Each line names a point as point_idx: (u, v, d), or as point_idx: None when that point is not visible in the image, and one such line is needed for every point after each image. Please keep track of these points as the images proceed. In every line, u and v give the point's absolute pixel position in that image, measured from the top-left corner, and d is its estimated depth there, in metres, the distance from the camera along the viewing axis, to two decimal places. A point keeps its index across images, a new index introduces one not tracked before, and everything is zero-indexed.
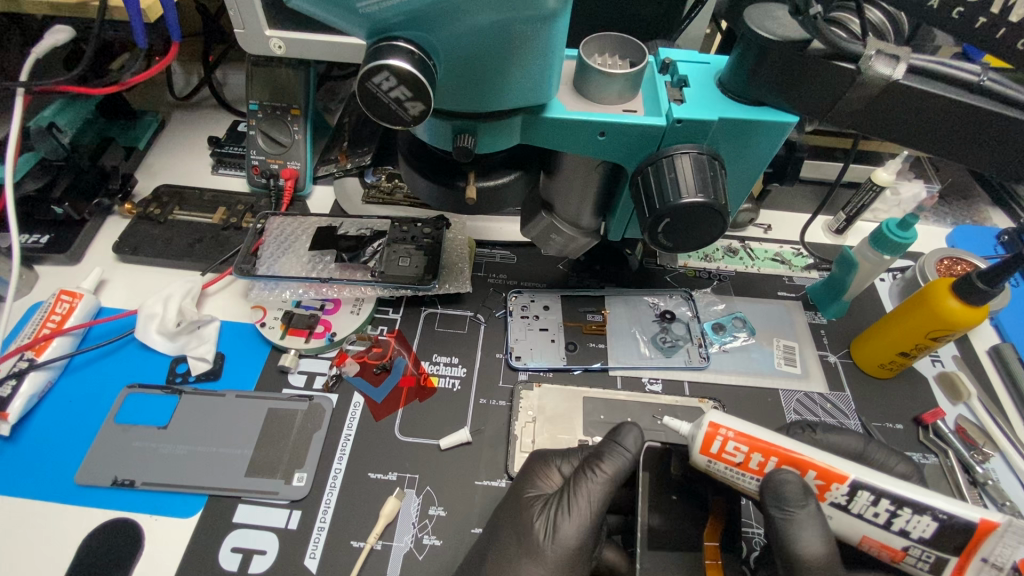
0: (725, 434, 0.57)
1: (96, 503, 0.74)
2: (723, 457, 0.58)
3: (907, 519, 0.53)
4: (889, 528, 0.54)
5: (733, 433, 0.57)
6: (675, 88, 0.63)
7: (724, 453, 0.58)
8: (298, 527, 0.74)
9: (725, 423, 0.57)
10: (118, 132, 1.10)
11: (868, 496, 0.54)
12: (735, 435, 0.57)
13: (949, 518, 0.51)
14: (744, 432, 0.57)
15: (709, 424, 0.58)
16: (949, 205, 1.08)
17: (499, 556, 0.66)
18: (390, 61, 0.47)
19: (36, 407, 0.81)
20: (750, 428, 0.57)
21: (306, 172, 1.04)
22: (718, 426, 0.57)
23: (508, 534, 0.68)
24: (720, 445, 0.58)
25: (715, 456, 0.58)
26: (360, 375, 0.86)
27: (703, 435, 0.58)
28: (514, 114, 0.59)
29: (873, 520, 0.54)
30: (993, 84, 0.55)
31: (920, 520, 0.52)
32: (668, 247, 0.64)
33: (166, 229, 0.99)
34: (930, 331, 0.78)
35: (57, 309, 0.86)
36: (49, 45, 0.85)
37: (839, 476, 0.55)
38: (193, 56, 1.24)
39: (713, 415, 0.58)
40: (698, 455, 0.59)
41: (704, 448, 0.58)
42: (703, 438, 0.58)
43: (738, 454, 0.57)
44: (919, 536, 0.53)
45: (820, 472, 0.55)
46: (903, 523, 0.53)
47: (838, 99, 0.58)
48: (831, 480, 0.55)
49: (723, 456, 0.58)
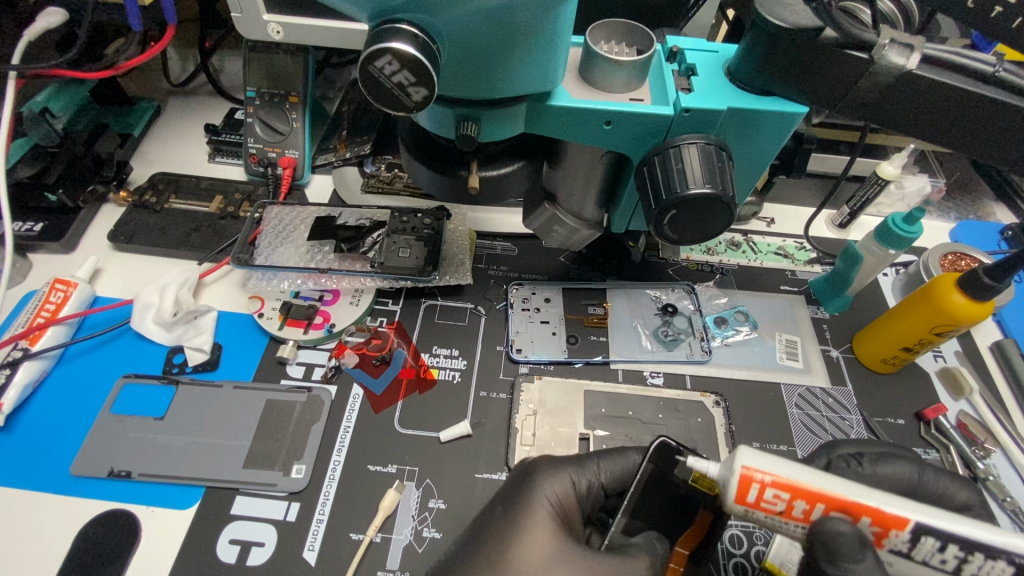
0: (762, 482, 0.48)
1: (91, 493, 0.74)
2: (762, 505, 0.49)
3: (979, 564, 0.45)
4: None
5: (772, 477, 0.48)
6: (682, 77, 0.62)
7: (763, 502, 0.49)
8: (296, 519, 0.73)
9: (762, 467, 0.48)
10: (113, 118, 1.08)
11: (934, 542, 0.45)
12: (773, 481, 0.48)
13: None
14: (785, 478, 0.47)
15: (743, 470, 0.48)
16: (952, 200, 1.08)
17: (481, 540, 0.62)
18: (393, 44, 0.46)
19: (31, 397, 0.80)
20: (791, 470, 0.48)
21: (304, 161, 1.02)
22: (753, 471, 0.48)
23: (496, 522, 0.64)
24: (757, 493, 0.49)
25: (752, 504, 0.49)
26: (359, 367, 0.85)
27: (736, 484, 0.48)
28: (519, 102, 0.57)
29: (940, 567, 0.46)
30: (1009, 76, 0.54)
31: (994, 565, 0.44)
32: (674, 239, 0.63)
33: (161, 218, 0.97)
34: (934, 327, 0.77)
35: (51, 297, 0.84)
36: (41, 27, 0.84)
37: (899, 522, 0.46)
38: (188, 42, 1.22)
39: (747, 457, 0.48)
40: (732, 504, 0.50)
41: (739, 497, 0.49)
42: (737, 485, 0.48)
43: (778, 502, 0.48)
44: None
45: (875, 518, 0.46)
46: (974, 569, 0.45)
47: (850, 88, 0.57)
48: (889, 527, 0.46)
49: (762, 504, 0.49)
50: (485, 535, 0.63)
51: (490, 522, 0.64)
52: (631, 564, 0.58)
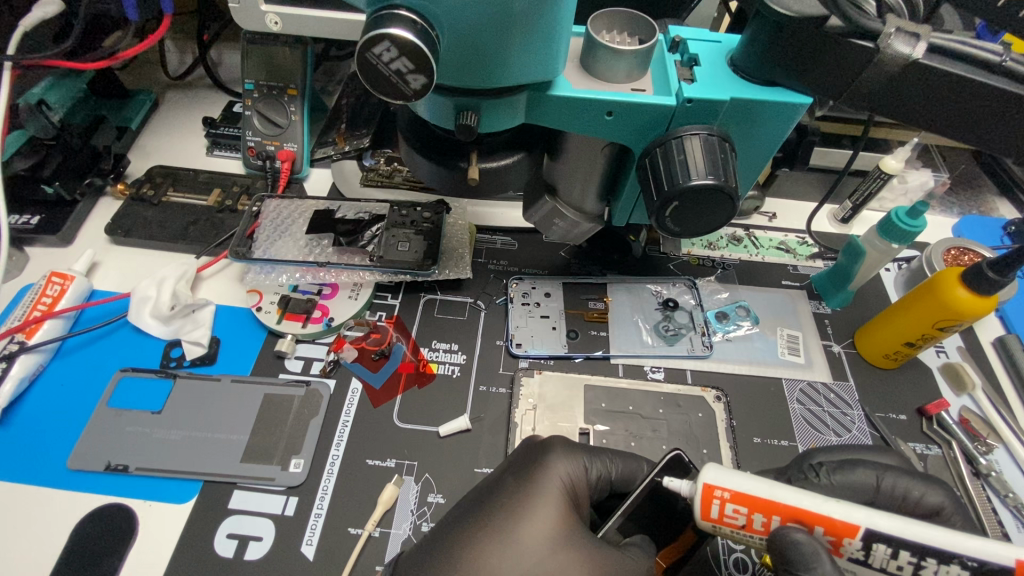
0: (721, 497, 0.49)
1: (88, 488, 0.73)
2: (725, 521, 0.51)
3: (933, 569, 0.45)
4: None
5: (731, 493, 0.49)
6: (685, 68, 0.61)
7: (725, 517, 0.51)
8: (294, 513, 0.73)
9: (720, 484, 0.49)
10: (111, 111, 1.07)
11: (885, 549, 0.46)
12: (732, 495, 0.49)
13: (981, 565, 0.43)
14: (742, 493, 0.49)
15: (703, 486, 0.50)
16: (956, 195, 1.07)
17: (479, 516, 0.61)
18: (392, 30, 0.45)
19: (27, 391, 0.80)
20: (748, 485, 0.49)
21: (303, 155, 1.01)
22: (713, 487, 0.49)
23: (499, 496, 0.62)
24: (719, 509, 0.50)
25: (717, 520, 0.51)
26: (358, 361, 0.84)
27: (698, 500, 0.50)
28: (519, 91, 0.57)
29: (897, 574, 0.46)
30: (1016, 65, 0.53)
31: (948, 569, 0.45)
32: (675, 231, 0.63)
33: (159, 211, 0.97)
34: (937, 321, 0.77)
35: (48, 290, 0.84)
36: (37, 17, 0.84)
37: (849, 529, 0.47)
38: (186, 35, 1.21)
39: (707, 473, 0.50)
40: (699, 520, 0.52)
41: (704, 512, 0.51)
42: (699, 501, 0.50)
43: (739, 516, 0.50)
44: None
45: (829, 527, 0.47)
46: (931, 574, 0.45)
47: (855, 78, 0.56)
48: (842, 535, 0.47)
49: (725, 520, 0.50)
50: (492, 507, 0.61)
51: (496, 494, 0.63)
52: (629, 564, 0.57)
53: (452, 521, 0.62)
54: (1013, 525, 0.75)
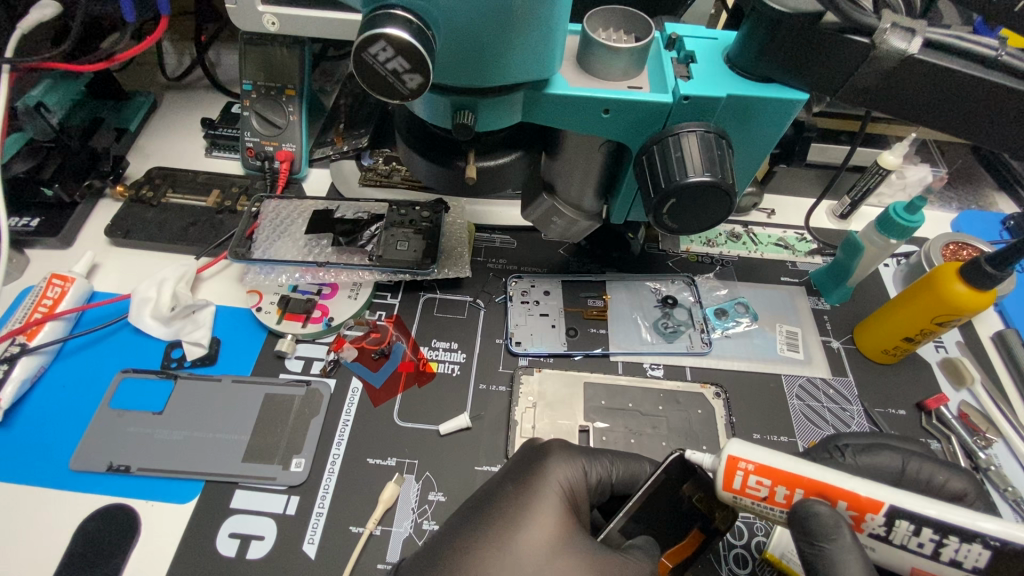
0: (745, 468, 0.49)
1: (92, 488, 0.74)
2: (747, 492, 0.50)
3: (956, 548, 0.45)
4: (938, 560, 0.46)
5: (756, 465, 0.49)
6: (681, 65, 0.61)
7: (748, 488, 0.50)
8: (296, 512, 0.73)
9: (745, 456, 0.49)
10: (109, 113, 1.07)
11: (908, 525, 0.46)
12: (757, 468, 0.49)
13: (1003, 545, 0.43)
14: (767, 465, 0.48)
15: (728, 458, 0.49)
16: (954, 190, 1.07)
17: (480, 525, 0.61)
18: (387, 30, 0.45)
19: (29, 392, 0.80)
20: (774, 458, 0.49)
21: (302, 155, 1.01)
22: (738, 459, 0.49)
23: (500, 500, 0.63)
24: (742, 480, 0.50)
25: (739, 491, 0.51)
26: (358, 360, 0.85)
27: (722, 471, 0.50)
28: (516, 90, 0.57)
29: (918, 551, 0.46)
30: (1010, 60, 0.54)
31: (970, 548, 0.44)
32: (674, 228, 0.63)
33: (159, 213, 0.97)
34: (936, 316, 0.77)
35: (48, 292, 0.84)
36: (35, 20, 0.84)
37: (873, 505, 0.47)
38: (184, 36, 1.21)
39: (732, 446, 0.50)
40: (720, 491, 0.52)
41: (726, 483, 0.51)
42: (723, 472, 0.50)
43: (762, 489, 0.50)
44: (973, 567, 0.45)
45: (852, 502, 0.47)
46: (953, 553, 0.45)
47: (851, 73, 0.56)
48: (865, 510, 0.47)
49: (747, 491, 0.50)
50: (492, 512, 0.62)
51: (496, 497, 0.63)
52: (633, 566, 0.56)
53: (453, 527, 0.62)
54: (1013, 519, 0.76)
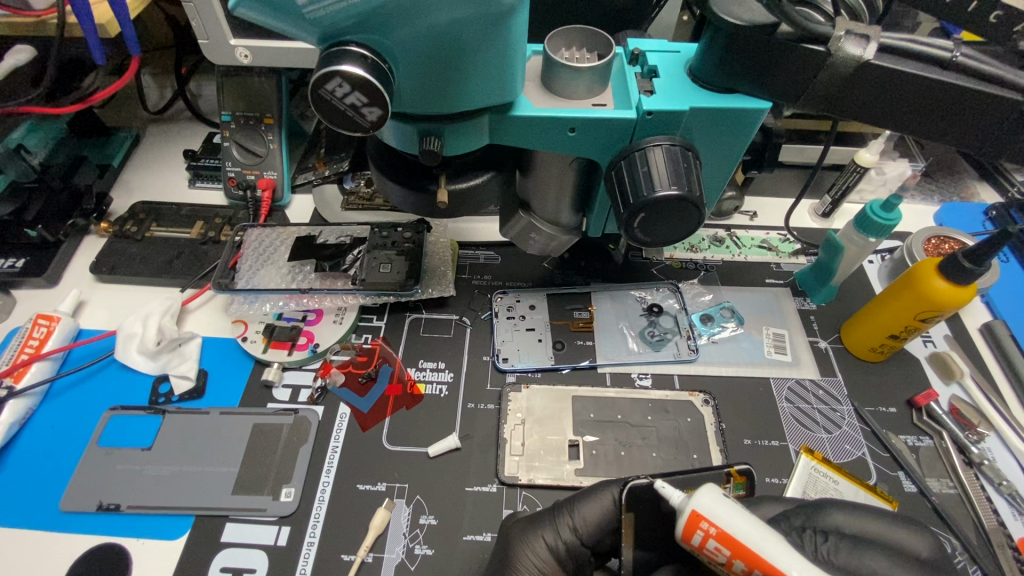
0: (707, 531, 0.49)
1: (81, 529, 0.73)
2: (704, 551, 0.50)
3: None
4: None
5: (718, 530, 0.48)
6: (644, 79, 0.62)
7: (705, 548, 0.50)
8: (287, 543, 0.73)
9: (709, 517, 0.48)
10: (92, 150, 1.08)
11: None
12: (718, 533, 0.48)
13: None
14: (729, 534, 0.48)
15: (690, 512, 0.49)
16: (935, 182, 1.07)
17: None
18: (342, 67, 0.46)
19: (18, 435, 0.80)
20: (739, 529, 0.48)
21: (283, 182, 1.02)
22: (700, 518, 0.49)
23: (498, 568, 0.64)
24: (702, 539, 0.50)
25: (696, 546, 0.51)
26: (346, 385, 0.85)
27: (683, 523, 0.50)
28: (481, 113, 0.57)
29: None
30: (966, 60, 0.55)
31: None
32: (646, 241, 0.63)
33: (144, 247, 0.97)
34: (919, 313, 0.77)
35: (34, 333, 0.85)
36: (8, 65, 0.84)
37: None
38: (164, 69, 1.22)
39: (699, 501, 0.49)
40: (679, 539, 0.52)
41: (685, 535, 0.50)
42: (684, 523, 0.50)
43: (719, 554, 0.49)
44: None
45: None
46: None
47: (811, 80, 0.56)
48: None
49: (704, 550, 0.50)
50: None
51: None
52: None
53: None
54: (1009, 513, 0.75)
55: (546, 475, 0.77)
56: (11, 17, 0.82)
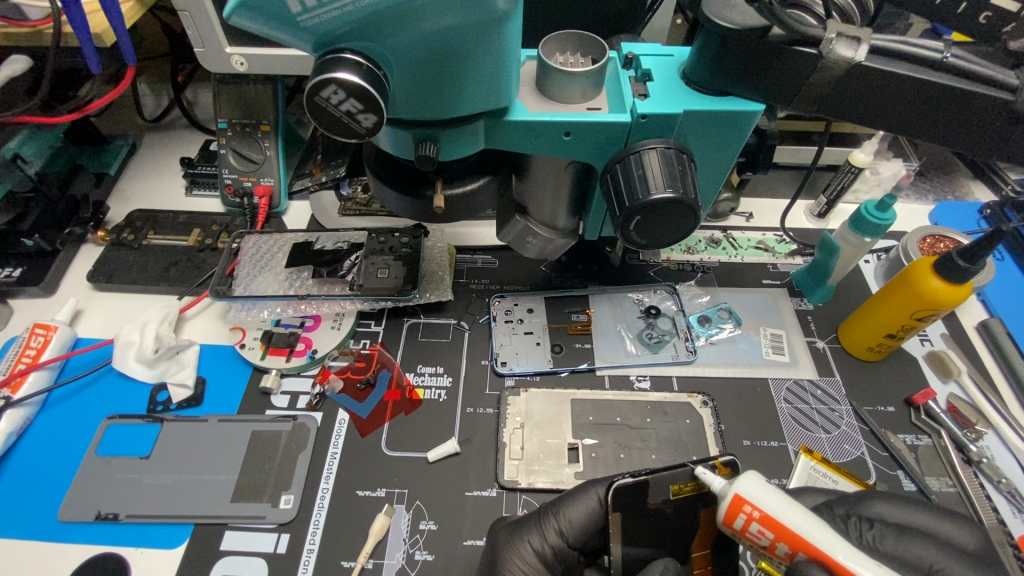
0: (750, 514, 0.49)
1: (80, 539, 0.73)
2: (747, 535, 0.50)
3: None
4: None
5: (761, 514, 0.48)
6: (638, 83, 0.62)
7: (748, 532, 0.50)
8: (287, 550, 0.72)
9: (753, 501, 0.49)
10: (88, 158, 1.08)
11: None
12: (761, 516, 0.49)
13: None
14: (771, 517, 0.48)
15: (734, 496, 0.49)
16: (929, 182, 1.08)
17: None
18: (338, 74, 0.46)
19: (16, 445, 0.80)
20: (783, 513, 0.48)
21: (280, 188, 1.02)
22: (743, 501, 0.49)
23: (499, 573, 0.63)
24: (744, 522, 0.50)
25: (739, 530, 0.51)
26: (344, 392, 0.84)
27: (726, 507, 0.50)
28: (476, 119, 0.58)
29: None
30: (957, 61, 0.55)
31: None
32: (642, 243, 0.63)
33: (141, 255, 0.97)
34: (914, 312, 0.77)
35: (31, 343, 0.85)
36: (5, 75, 0.83)
37: None
38: (161, 77, 1.22)
39: (742, 486, 0.49)
40: (721, 523, 0.52)
41: (728, 519, 0.51)
42: (727, 506, 0.50)
43: (762, 537, 0.49)
44: None
45: None
46: None
47: (803, 82, 0.57)
48: None
49: (747, 534, 0.50)
50: None
51: None
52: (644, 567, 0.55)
53: None
54: (1008, 510, 0.76)
55: (546, 479, 0.76)
56: (8, 28, 0.82)
